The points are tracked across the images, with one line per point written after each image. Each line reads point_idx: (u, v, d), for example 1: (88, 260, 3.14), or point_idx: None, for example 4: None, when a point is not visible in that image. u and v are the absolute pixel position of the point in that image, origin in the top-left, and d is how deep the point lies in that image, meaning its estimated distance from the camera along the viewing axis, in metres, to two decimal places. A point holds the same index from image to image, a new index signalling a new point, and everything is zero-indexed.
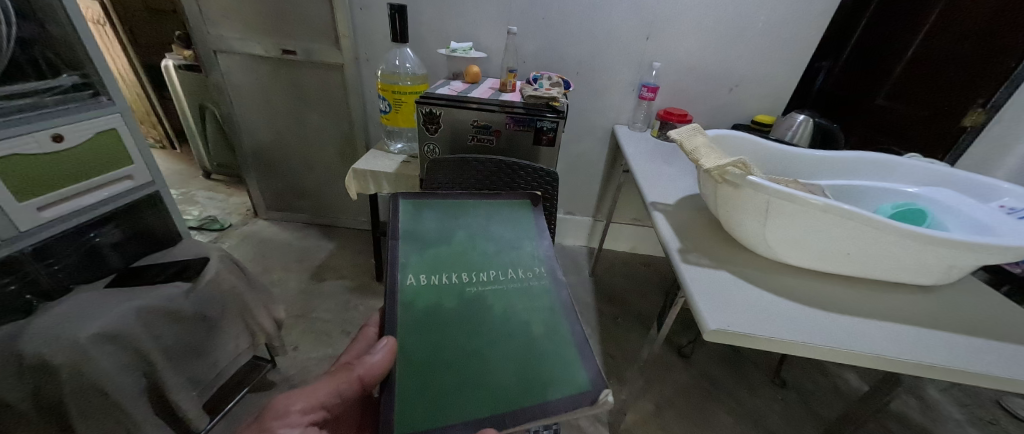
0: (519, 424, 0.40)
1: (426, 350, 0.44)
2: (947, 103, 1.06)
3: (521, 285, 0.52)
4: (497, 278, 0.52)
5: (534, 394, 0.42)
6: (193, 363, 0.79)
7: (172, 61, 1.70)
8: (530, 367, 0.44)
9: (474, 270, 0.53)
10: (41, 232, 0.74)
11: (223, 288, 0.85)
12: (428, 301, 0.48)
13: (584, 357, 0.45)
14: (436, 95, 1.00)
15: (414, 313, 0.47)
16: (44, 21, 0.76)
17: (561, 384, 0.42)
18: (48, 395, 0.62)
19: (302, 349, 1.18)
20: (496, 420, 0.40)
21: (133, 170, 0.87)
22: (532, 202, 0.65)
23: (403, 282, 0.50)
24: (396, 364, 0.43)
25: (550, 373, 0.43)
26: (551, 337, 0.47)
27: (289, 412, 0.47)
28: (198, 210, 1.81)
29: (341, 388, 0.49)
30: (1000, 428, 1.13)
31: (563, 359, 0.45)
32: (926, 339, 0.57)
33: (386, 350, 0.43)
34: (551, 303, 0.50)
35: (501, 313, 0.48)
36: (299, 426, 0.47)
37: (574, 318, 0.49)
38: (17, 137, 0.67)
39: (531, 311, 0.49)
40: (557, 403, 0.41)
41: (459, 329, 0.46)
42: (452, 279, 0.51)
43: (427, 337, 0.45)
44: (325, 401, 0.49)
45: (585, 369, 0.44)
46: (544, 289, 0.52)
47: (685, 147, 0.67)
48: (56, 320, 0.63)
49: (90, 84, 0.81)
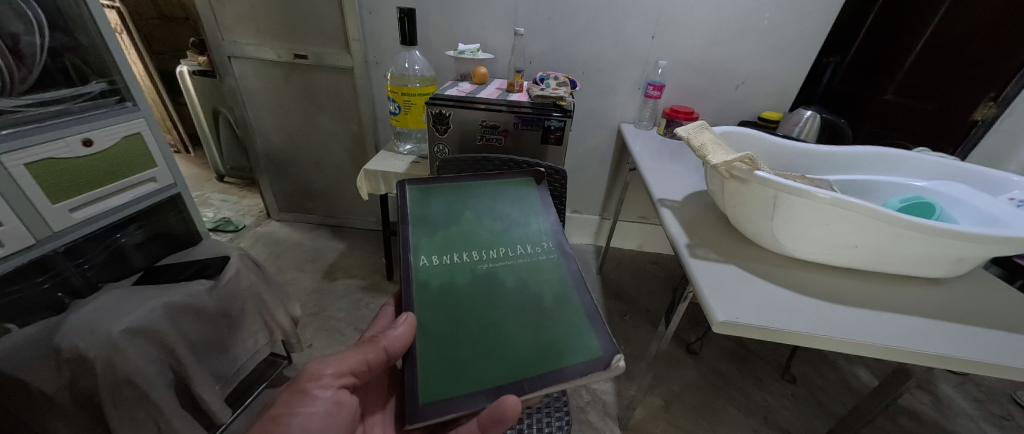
0: (536, 390, 0.44)
1: (444, 326, 0.48)
2: (959, 97, 1.05)
3: (530, 260, 0.55)
4: (507, 255, 0.55)
5: (550, 362, 0.45)
6: (215, 357, 0.81)
7: (186, 67, 1.74)
8: (545, 337, 0.47)
9: (484, 248, 0.55)
10: (75, 233, 0.78)
11: (243, 285, 0.88)
12: (441, 280, 0.52)
13: (595, 326, 0.48)
14: (445, 96, 1.03)
15: (431, 291, 0.51)
16: (74, 32, 0.80)
17: (575, 351, 0.46)
18: (81, 388, 0.65)
19: (316, 347, 1.21)
20: (515, 388, 0.44)
21: (156, 172, 0.90)
22: (537, 179, 0.66)
23: (418, 263, 0.53)
24: (418, 338, 0.47)
25: (564, 342, 0.47)
26: (562, 308, 0.50)
27: (322, 376, 0.50)
28: (213, 212, 1.86)
29: (368, 357, 0.51)
30: (1015, 424, 1.12)
31: (576, 328, 0.48)
32: (936, 330, 0.57)
33: (408, 324, 0.47)
34: (561, 276, 0.53)
35: (512, 287, 0.52)
36: (331, 388, 0.51)
37: (583, 289, 0.52)
38: (51, 143, 0.71)
39: (541, 284, 0.52)
40: (574, 368, 0.45)
41: (472, 304, 0.50)
42: (464, 258, 0.54)
43: (444, 313, 0.49)
44: (355, 368, 0.52)
45: (598, 338, 0.47)
46: (552, 263, 0.55)
47: (690, 143, 0.69)
48: (89, 316, 0.67)
49: (117, 91, 0.84)
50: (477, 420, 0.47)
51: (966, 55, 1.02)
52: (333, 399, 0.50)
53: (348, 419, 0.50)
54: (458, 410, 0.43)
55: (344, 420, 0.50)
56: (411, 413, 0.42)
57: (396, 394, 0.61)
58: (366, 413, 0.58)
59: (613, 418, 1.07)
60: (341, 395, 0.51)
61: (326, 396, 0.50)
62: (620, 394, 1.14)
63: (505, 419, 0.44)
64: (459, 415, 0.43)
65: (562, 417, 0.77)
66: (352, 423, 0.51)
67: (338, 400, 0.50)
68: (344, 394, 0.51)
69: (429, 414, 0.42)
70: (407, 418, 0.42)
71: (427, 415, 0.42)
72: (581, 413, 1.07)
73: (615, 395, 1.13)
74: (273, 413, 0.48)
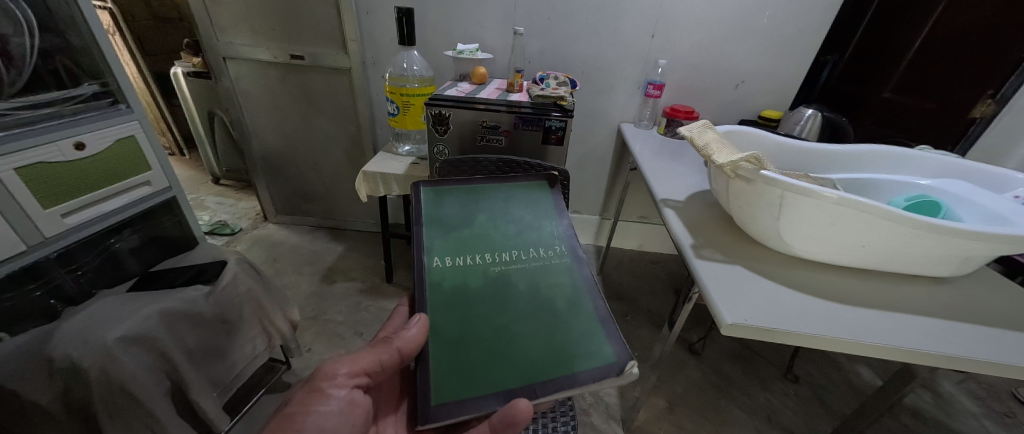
0: (547, 395, 0.43)
1: (456, 327, 0.47)
2: (959, 95, 1.06)
3: (543, 263, 0.54)
4: (520, 258, 0.54)
5: (562, 366, 0.45)
6: (213, 364, 0.80)
7: (181, 68, 1.72)
8: (556, 341, 0.46)
9: (497, 250, 0.55)
10: (67, 238, 0.76)
11: (240, 290, 0.86)
12: (453, 282, 0.51)
13: (607, 332, 0.47)
14: (444, 96, 1.01)
15: (443, 292, 0.50)
16: (66, 33, 0.78)
17: (587, 356, 0.45)
18: (76, 398, 0.63)
19: (315, 351, 1.20)
20: (526, 391, 0.43)
21: (150, 176, 0.88)
22: (550, 182, 0.64)
23: (430, 265, 0.52)
24: (430, 339, 0.47)
25: (576, 347, 0.46)
26: (574, 312, 0.49)
27: (336, 375, 0.49)
28: (208, 215, 1.83)
29: (382, 359, 0.50)
30: (1017, 421, 1.12)
31: (588, 333, 0.47)
32: (944, 331, 0.57)
33: (420, 325, 0.47)
34: (573, 280, 0.53)
35: (524, 289, 0.51)
36: (345, 388, 0.50)
37: (596, 294, 0.51)
38: (42, 146, 0.69)
39: (553, 288, 0.51)
40: (585, 374, 0.44)
41: (485, 306, 0.49)
42: (476, 260, 0.53)
43: (455, 316, 0.48)
44: (369, 368, 0.51)
45: (610, 343, 0.46)
46: (565, 267, 0.54)
47: (696, 143, 0.68)
48: (84, 323, 0.65)
49: (110, 93, 0.83)
50: (487, 422, 0.46)
51: (964, 54, 1.03)
52: (348, 398, 0.49)
53: (361, 419, 0.49)
54: (470, 412, 0.42)
55: (358, 420, 0.49)
56: (423, 414, 0.42)
57: (408, 396, 0.60)
58: (380, 414, 0.57)
59: (617, 420, 1.06)
60: (356, 395, 0.50)
61: (340, 395, 0.49)
62: (623, 395, 1.13)
63: (516, 423, 0.43)
64: (471, 417, 0.43)
65: (568, 422, 0.75)
66: (365, 423, 0.50)
67: (352, 400, 0.49)
68: (358, 393, 0.50)
69: (440, 416, 0.41)
70: (419, 419, 0.41)
71: (439, 416, 0.41)
72: (584, 416, 1.06)
73: (618, 397, 1.12)
74: (289, 411, 0.47)
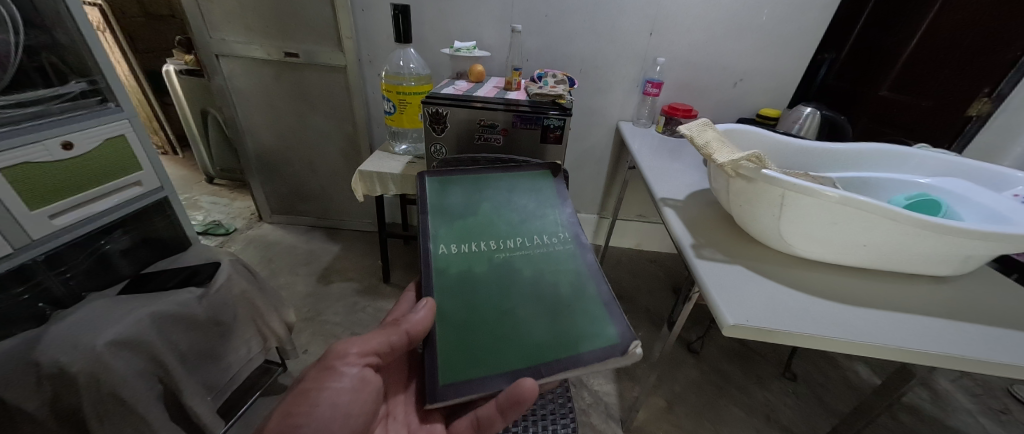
0: (552, 375, 0.42)
1: (462, 312, 0.46)
2: (952, 94, 1.05)
3: (547, 250, 0.53)
4: (524, 245, 0.53)
5: (566, 347, 0.44)
6: (206, 367, 0.79)
7: (173, 66, 1.70)
8: (562, 324, 0.46)
9: (502, 237, 0.54)
10: (55, 240, 0.75)
11: (234, 292, 0.85)
12: (459, 269, 0.50)
13: (612, 315, 0.47)
14: (441, 95, 1.00)
15: (448, 279, 0.49)
16: (52, 29, 0.76)
17: (591, 338, 0.44)
18: (65, 404, 0.62)
19: (312, 353, 1.18)
20: (532, 371, 0.43)
21: (141, 176, 0.87)
22: (554, 171, 0.64)
23: (435, 251, 0.51)
24: (437, 324, 0.46)
25: (580, 329, 0.45)
26: (578, 298, 0.48)
27: (347, 354, 0.49)
28: (202, 214, 1.81)
29: (392, 340, 0.48)
30: (1012, 417, 1.13)
31: (593, 315, 0.46)
32: (940, 329, 0.57)
33: (428, 308, 0.46)
34: (577, 267, 0.52)
35: (530, 276, 0.50)
36: (357, 366, 0.49)
37: (600, 279, 0.51)
38: (28, 146, 0.68)
39: (558, 274, 0.50)
40: (590, 355, 0.43)
41: (491, 291, 0.48)
42: (481, 247, 0.52)
43: (461, 300, 0.47)
44: (379, 349, 0.49)
45: (614, 325, 0.45)
46: (569, 254, 0.53)
47: (696, 142, 0.67)
48: (71, 326, 0.64)
49: (99, 91, 0.81)
50: (495, 405, 0.46)
51: (960, 53, 1.02)
52: (359, 375, 0.48)
53: (374, 395, 0.49)
54: (478, 392, 0.41)
55: (370, 396, 0.48)
56: (432, 393, 0.41)
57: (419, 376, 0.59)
58: (389, 393, 0.56)
59: (616, 420, 1.06)
60: (367, 373, 0.49)
61: (352, 373, 0.48)
62: (622, 395, 1.13)
63: (522, 402, 0.42)
64: (479, 397, 0.42)
65: (568, 424, 0.73)
66: (378, 399, 0.50)
67: (364, 378, 0.49)
68: (369, 372, 0.49)
69: (448, 395, 0.41)
70: (428, 398, 0.40)
71: (448, 395, 0.41)
72: (583, 416, 1.06)
73: (617, 397, 1.12)
74: (304, 387, 0.46)
